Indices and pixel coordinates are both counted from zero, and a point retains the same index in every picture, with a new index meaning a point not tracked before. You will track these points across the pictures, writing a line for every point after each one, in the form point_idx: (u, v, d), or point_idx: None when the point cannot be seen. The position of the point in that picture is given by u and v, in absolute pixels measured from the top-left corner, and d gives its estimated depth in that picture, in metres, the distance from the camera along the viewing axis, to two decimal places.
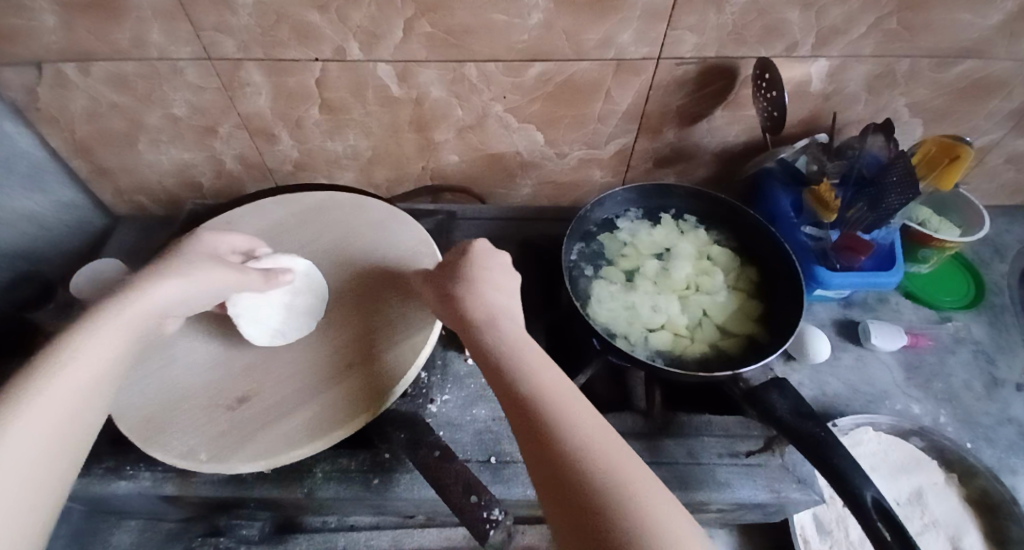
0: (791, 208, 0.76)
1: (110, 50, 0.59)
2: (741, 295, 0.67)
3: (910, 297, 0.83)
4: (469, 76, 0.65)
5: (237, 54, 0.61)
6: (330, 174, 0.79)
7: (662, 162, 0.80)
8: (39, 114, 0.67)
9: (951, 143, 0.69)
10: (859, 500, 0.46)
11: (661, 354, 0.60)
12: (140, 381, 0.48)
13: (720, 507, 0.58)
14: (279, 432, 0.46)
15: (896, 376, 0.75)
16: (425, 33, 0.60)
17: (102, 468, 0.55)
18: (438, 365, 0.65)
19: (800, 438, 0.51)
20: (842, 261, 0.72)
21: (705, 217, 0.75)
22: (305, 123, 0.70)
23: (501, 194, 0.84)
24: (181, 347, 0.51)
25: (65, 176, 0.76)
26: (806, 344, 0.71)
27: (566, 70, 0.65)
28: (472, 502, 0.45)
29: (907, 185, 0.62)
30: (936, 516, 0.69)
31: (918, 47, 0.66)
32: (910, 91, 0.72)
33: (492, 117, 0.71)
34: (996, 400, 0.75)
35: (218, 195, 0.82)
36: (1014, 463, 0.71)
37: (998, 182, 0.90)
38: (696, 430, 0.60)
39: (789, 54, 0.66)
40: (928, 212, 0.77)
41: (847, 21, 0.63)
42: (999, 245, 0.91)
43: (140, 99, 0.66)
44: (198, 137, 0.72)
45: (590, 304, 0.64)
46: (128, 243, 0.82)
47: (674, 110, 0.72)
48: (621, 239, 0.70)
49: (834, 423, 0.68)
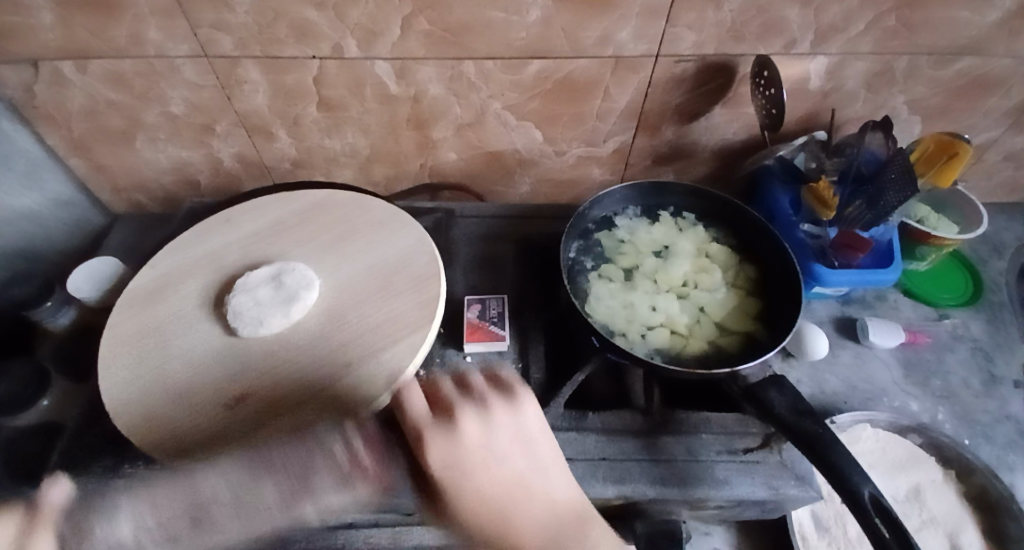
0: (790, 204, 0.76)
1: (107, 48, 0.59)
2: (740, 293, 0.67)
3: (908, 295, 0.83)
4: (468, 73, 0.65)
5: (234, 51, 0.60)
6: (329, 172, 0.79)
7: (661, 160, 0.80)
8: (36, 112, 0.67)
9: (949, 140, 0.69)
10: (857, 498, 0.46)
11: (659, 352, 0.60)
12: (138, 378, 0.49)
13: (718, 504, 0.58)
14: (283, 433, 0.47)
15: (894, 373, 0.75)
16: (424, 31, 0.60)
17: (102, 466, 0.55)
18: (436, 362, 0.65)
19: (798, 435, 0.50)
20: (841, 258, 0.72)
21: (704, 215, 0.74)
22: (303, 121, 0.70)
23: (500, 192, 0.84)
24: (177, 345, 0.51)
25: (62, 174, 0.76)
26: (805, 342, 0.71)
27: (565, 67, 0.65)
28: (472, 500, 0.46)
29: (905, 181, 0.62)
30: (935, 514, 0.69)
31: (917, 44, 0.66)
32: (908, 88, 0.72)
33: (490, 115, 0.71)
34: (993, 397, 0.75)
35: (216, 193, 0.82)
36: (1012, 460, 0.71)
37: (996, 179, 0.90)
38: (693, 427, 0.60)
39: (787, 51, 0.66)
40: (926, 210, 0.78)
41: (846, 18, 0.62)
42: (998, 243, 0.91)
43: (138, 97, 0.65)
44: (196, 135, 0.71)
45: (589, 302, 0.64)
46: (125, 241, 0.82)
47: (673, 107, 0.72)
48: (620, 237, 0.70)
49: (833, 419, 0.69)
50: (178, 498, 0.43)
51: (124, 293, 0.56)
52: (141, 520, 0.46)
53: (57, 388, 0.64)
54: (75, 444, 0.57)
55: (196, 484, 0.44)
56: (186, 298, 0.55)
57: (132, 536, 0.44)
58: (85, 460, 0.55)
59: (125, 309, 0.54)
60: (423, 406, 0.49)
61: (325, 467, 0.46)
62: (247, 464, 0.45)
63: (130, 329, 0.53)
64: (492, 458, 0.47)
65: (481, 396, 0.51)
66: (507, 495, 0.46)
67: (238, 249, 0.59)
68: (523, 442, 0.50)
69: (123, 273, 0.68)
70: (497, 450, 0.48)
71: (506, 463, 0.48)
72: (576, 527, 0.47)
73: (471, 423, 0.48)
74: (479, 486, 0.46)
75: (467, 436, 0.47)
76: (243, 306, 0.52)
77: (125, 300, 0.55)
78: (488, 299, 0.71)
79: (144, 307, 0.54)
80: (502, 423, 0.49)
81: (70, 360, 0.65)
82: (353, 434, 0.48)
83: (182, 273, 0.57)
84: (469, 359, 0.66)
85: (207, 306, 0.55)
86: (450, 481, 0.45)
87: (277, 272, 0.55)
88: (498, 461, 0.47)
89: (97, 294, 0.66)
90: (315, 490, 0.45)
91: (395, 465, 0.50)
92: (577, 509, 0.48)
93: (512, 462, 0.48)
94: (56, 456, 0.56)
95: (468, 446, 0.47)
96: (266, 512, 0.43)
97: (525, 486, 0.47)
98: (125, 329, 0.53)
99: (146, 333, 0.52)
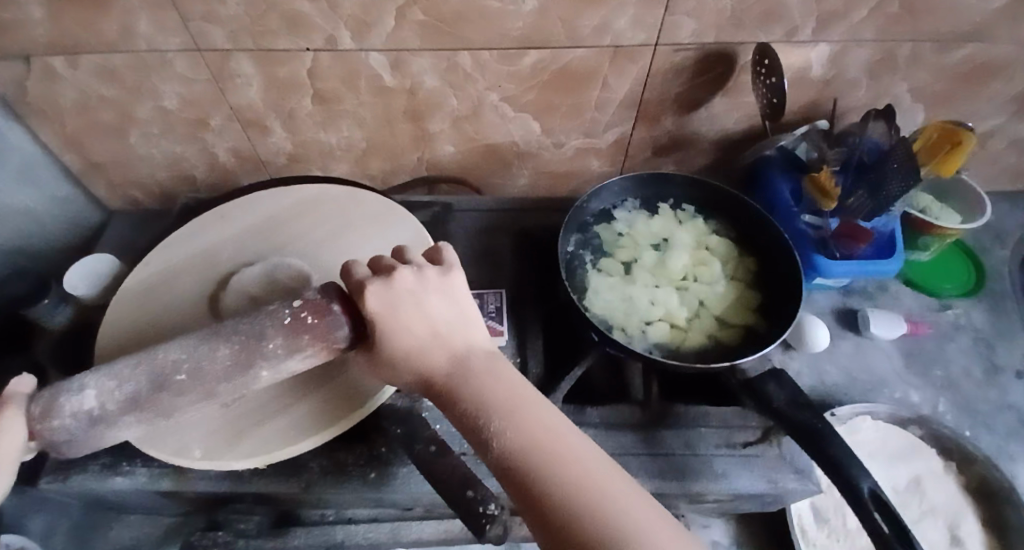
0: (791, 196, 0.75)
1: (97, 42, 0.58)
2: (739, 286, 0.66)
3: (909, 285, 0.82)
4: (463, 64, 0.64)
5: (226, 44, 0.59)
6: (325, 166, 0.78)
7: (660, 151, 0.80)
8: (28, 108, 0.66)
9: (952, 128, 0.68)
10: (857, 493, 0.46)
11: (658, 346, 0.60)
12: (128, 331, 0.52)
13: (716, 497, 0.58)
14: (267, 418, 0.47)
15: (895, 364, 0.75)
16: (417, 21, 0.59)
17: (99, 464, 0.54)
18: None
19: (798, 429, 0.50)
20: (842, 249, 0.71)
21: (703, 207, 0.73)
22: (297, 114, 0.69)
23: (498, 185, 0.83)
24: (170, 319, 0.53)
25: (57, 171, 0.75)
26: (805, 334, 0.70)
27: (562, 57, 0.64)
28: (468, 497, 0.44)
29: (908, 171, 0.61)
30: (935, 503, 0.69)
31: (920, 31, 0.65)
32: (911, 75, 0.71)
33: (487, 106, 0.70)
34: (995, 387, 0.75)
35: (212, 187, 0.82)
36: (1013, 450, 0.71)
37: (999, 167, 0.89)
38: (692, 421, 0.60)
39: (788, 39, 0.65)
40: (928, 199, 0.77)
41: (848, 4, 0.61)
42: (1000, 231, 0.91)
43: (130, 92, 0.65)
44: (189, 129, 0.71)
45: (588, 296, 0.63)
46: (123, 238, 0.82)
47: (672, 97, 0.71)
48: (618, 229, 0.70)
49: (832, 412, 0.68)
50: (136, 366, 0.42)
51: (118, 291, 0.56)
52: (107, 388, 0.41)
53: None
54: None
55: (153, 354, 0.43)
56: (180, 296, 0.55)
57: (100, 407, 0.40)
58: (83, 458, 0.55)
59: (121, 307, 0.54)
60: (364, 270, 0.46)
61: (273, 327, 0.44)
62: (198, 334, 0.44)
63: (127, 312, 0.54)
64: (420, 308, 0.44)
65: (417, 262, 0.47)
66: (435, 343, 0.43)
67: (233, 245, 0.59)
68: (457, 307, 0.46)
69: (119, 271, 0.68)
70: (426, 301, 0.45)
71: (435, 317, 0.44)
72: (486, 362, 0.44)
73: (406, 274, 0.45)
74: (409, 346, 0.43)
75: (401, 286, 0.44)
76: (237, 304, 0.52)
77: (118, 299, 0.55)
78: (485, 293, 0.70)
79: (140, 304, 0.54)
80: (433, 291, 0.45)
81: (66, 360, 0.65)
82: (295, 298, 0.46)
83: (176, 272, 0.57)
84: None
85: (201, 302, 0.54)
86: (381, 331, 0.42)
87: (271, 266, 0.55)
88: (428, 316, 0.44)
89: (95, 291, 0.66)
90: (268, 348, 0.43)
91: (344, 326, 0.44)
92: (490, 349, 0.46)
93: (433, 307, 0.45)
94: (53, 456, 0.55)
95: (403, 294, 0.44)
96: (223, 374, 0.42)
97: (447, 339, 0.44)
98: (122, 315, 0.53)
99: (141, 331, 0.52)
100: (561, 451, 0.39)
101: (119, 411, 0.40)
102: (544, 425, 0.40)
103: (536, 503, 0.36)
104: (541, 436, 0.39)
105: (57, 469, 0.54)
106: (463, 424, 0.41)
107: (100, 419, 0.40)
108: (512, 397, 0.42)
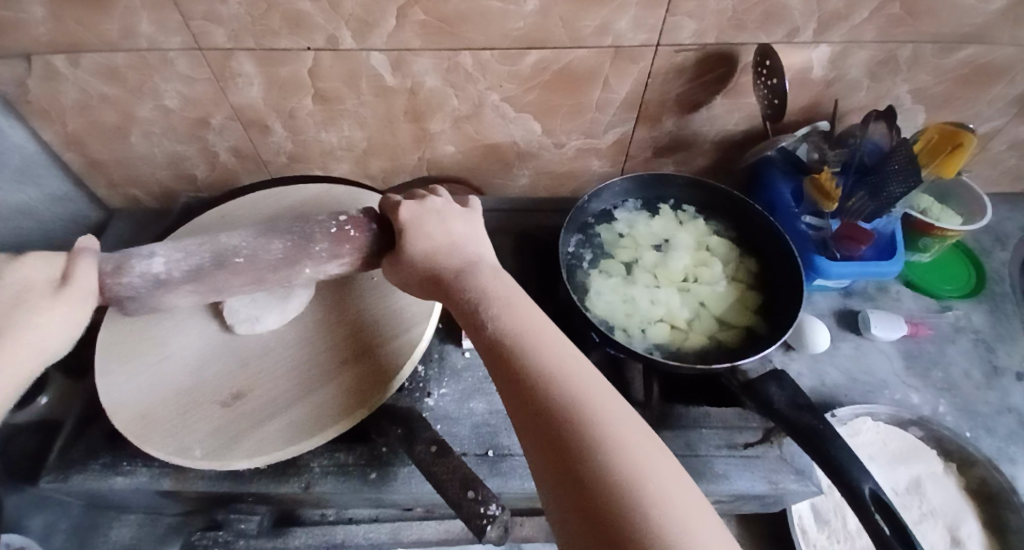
0: (791, 196, 0.75)
1: (99, 41, 0.58)
2: (739, 286, 0.66)
3: (910, 286, 0.82)
4: (464, 64, 0.64)
5: (227, 44, 0.59)
6: (325, 165, 0.78)
7: (661, 151, 0.80)
8: (29, 107, 0.66)
9: (953, 130, 0.68)
10: (857, 494, 0.46)
11: (658, 347, 0.60)
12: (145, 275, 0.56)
13: (717, 498, 0.58)
14: (268, 413, 0.48)
15: (895, 365, 0.75)
16: (419, 21, 0.58)
17: (99, 464, 0.54)
18: (435, 358, 0.63)
19: (799, 429, 0.50)
20: (843, 251, 0.71)
21: (704, 208, 0.73)
22: (298, 114, 0.69)
23: (499, 185, 0.83)
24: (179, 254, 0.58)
25: (58, 168, 0.75)
26: (805, 335, 0.71)
27: (563, 58, 0.64)
28: (469, 497, 0.45)
29: (908, 173, 0.61)
30: (934, 505, 0.69)
31: (922, 32, 0.65)
32: (912, 77, 0.71)
33: (488, 107, 0.70)
34: (995, 388, 0.75)
35: (212, 187, 0.82)
36: (1013, 452, 0.71)
37: (999, 169, 0.89)
38: (693, 421, 0.60)
39: (789, 40, 0.65)
40: (929, 200, 0.77)
41: (850, 5, 0.61)
42: (1000, 233, 0.91)
43: (131, 91, 0.65)
44: (190, 128, 0.71)
45: (589, 297, 0.63)
46: (123, 237, 0.82)
47: (673, 98, 0.71)
48: (619, 230, 0.69)
49: (832, 413, 0.68)
50: (200, 243, 0.45)
51: None
52: (173, 257, 0.44)
53: (50, 384, 0.61)
54: (72, 443, 0.55)
55: (218, 238, 0.46)
56: None
57: (167, 272, 0.44)
58: (85, 457, 0.55)
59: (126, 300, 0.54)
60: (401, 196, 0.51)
61: (320, 234, 0.48)
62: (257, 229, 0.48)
63: None
64: (444, 226, 0.47)
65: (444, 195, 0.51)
66: (452, 252, 0.46)
67: None
68: (480, 231, 0.49)
69: None
70: (451, 222, 0.48)
71: (455, 232, 0.47)
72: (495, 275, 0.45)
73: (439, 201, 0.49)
74: (418, 254, 0.45)
75: (434, 208, 0.48)
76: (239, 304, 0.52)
77: None
78: None
79: None
80: (460, 216, 0.49)
81: None
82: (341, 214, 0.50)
83: None
84: (468, 354, 0.64)
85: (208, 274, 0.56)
86: (405, 233, 0.46)
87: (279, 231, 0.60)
88: (449, 230, 0.47)
89: None
90: (314, 250, 0.47)
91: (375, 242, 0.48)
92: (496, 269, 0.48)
93: (456, 229, 0.47)
94: (54, 455, 0.55)
95: (433, 214, 0.48)
96: (274, 265, 0.46)
97: (463, 249, 0.46)
98: None
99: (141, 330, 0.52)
100: (549, 342, 0.40)
101: (181, 281, 0.44)
102: (546, 331, 0.41)
103: (525, 396, 0.36)
104: (539, 339, 0.40)
105: (56, 469, 0.54)
106: (467, 318, 0.42)
107: (165, 286, 0.44)
108: (511, 295, 0.43)
